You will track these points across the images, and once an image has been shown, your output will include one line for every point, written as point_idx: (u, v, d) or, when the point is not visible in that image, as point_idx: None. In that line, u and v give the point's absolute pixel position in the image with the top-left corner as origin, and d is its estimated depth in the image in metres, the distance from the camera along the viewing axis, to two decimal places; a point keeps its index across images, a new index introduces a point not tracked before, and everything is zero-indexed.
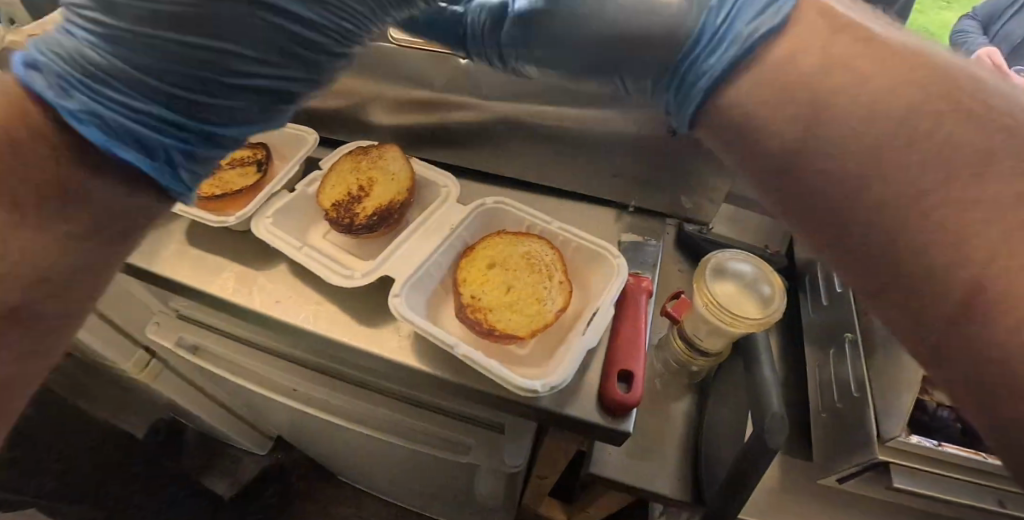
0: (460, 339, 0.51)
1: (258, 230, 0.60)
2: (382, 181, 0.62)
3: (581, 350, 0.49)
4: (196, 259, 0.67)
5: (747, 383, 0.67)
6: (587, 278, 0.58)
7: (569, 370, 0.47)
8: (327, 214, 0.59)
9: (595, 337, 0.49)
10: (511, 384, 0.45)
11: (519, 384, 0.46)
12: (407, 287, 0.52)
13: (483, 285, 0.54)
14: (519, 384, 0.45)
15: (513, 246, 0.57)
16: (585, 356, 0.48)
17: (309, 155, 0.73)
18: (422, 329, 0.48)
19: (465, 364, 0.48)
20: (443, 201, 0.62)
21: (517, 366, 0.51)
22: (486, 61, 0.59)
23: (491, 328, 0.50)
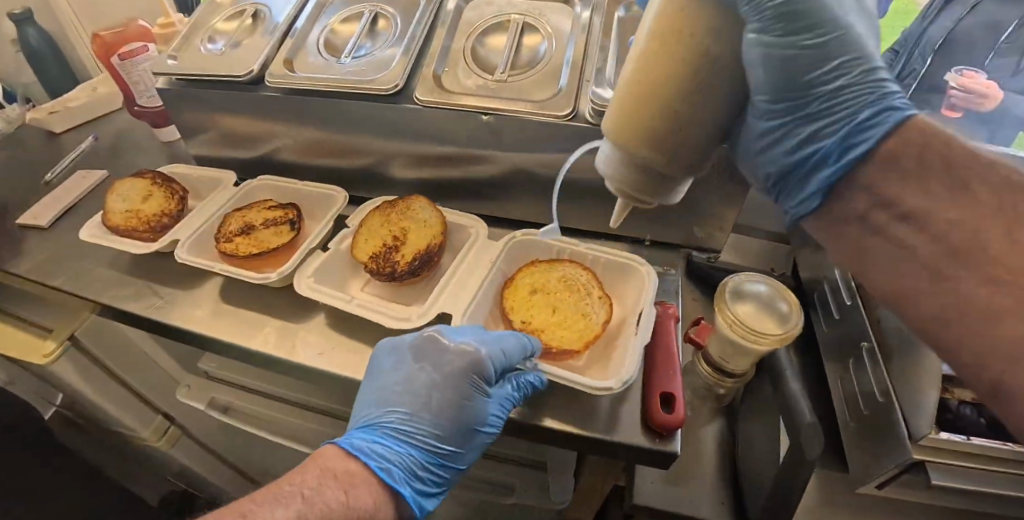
0: (524, 358, 0.56)
1: (303, 288, 0.61)
2: (416, 230, 0.65)
3: (636, 351, 0.55)
4: (238, 320, 0.69)
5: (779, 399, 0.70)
6: (619, 288, 0.65)
7: (633, 369, 0.53)
8: (366, 266, 0.63)
9: (647, 337, 0.56)
10: (589, 388, 0.51)
11: (595, 387, 0.52)
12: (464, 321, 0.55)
13: (530, 309, 0.60)
14: (595, 386, 0.51)
15: (550, 271, 0.62)
16: (642, 356, 0.54)
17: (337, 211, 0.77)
18: (493, 353, 0.53)
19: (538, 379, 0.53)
20: (473, 241, 0.65)
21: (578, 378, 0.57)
22: (504, 113, 0.64)
23: (550, 346, 0.56)
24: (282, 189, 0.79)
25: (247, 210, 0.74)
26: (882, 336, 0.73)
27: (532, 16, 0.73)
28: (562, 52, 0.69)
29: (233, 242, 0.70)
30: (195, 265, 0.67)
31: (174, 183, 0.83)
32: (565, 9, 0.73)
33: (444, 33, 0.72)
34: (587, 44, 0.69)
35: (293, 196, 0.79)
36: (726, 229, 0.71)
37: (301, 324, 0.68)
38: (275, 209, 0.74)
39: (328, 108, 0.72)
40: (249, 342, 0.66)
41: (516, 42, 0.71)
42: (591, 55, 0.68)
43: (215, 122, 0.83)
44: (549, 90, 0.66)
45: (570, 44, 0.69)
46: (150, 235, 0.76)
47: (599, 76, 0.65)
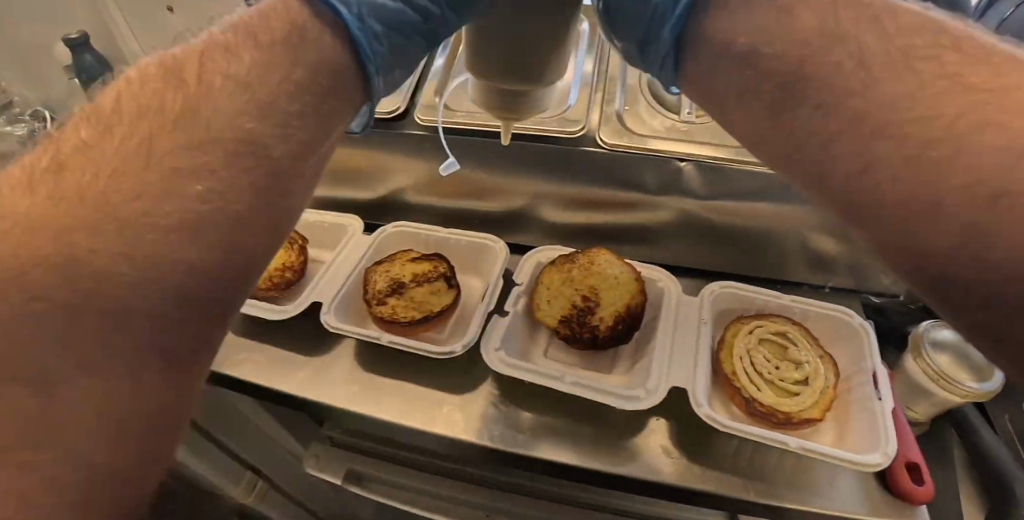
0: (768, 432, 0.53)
1: (501, 366, 0.55)
2: (607, 286, 0.58)
3: (886, 419, 0.54)
4: (394, 391, 0.62)
5: None
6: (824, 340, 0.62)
7: (891, 439, 0.52)
8: (562, 332, 0.57)
9: (892, 399, 0.54)
10: (863, 464, 0.49)
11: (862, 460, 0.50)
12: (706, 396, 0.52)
13: (753, 376, 0.56)
14: (864, 461, 0.50)
15: (761, 331, 0.58)
16: (895, 424, 0.53)
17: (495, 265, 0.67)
18: (753, 433, 0.50)
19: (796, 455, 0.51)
20: (666, 294, 0.61)
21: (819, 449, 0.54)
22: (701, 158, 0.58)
23: (790, 417, 0.53)
24: (421, 235, 0.69)
25: (391, 261, 0.65)
26: None
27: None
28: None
29: (387, 303, 0.61)
30: (352, 334, 0.58)
31: (290, 230, 0.73)
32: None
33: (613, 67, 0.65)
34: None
35: (436, 245, 0.68)
36: None
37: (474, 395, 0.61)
38: (422, 258, 0.65)
39: (484, 148, 0.65)
40: (416, 417, 0.59)
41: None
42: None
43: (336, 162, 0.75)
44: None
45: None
46: (272, 293, 0.66)
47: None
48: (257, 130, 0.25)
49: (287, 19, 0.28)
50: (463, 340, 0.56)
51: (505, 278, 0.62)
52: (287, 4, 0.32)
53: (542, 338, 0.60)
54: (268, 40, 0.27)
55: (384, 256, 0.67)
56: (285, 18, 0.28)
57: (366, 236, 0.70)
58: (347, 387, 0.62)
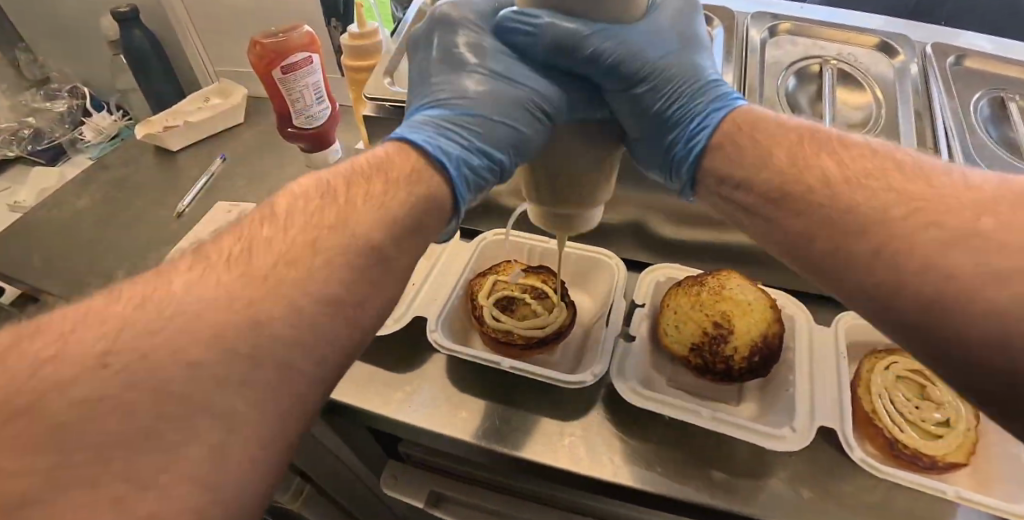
0: (914, 475, 0.49)
1: (634, 396, 0.51)
2: (742, 313, 0.54)
3: None
4: (501, 416, 0.56)
5: None
6: None
7: None
8: (693, 361, 0.53)
9: None
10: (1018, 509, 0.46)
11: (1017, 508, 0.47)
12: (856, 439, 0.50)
13: (892, 414, 0.52)
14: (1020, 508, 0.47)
15: (897, 367, 0.55)
16: None
17: (606, 282, 0.63)
18: (911, 478, 0.48)
19: (950, 499, 0.48)
20: (797, 326, 0.58)
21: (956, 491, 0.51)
22: None
23: (936, 460, 0.49)
24: (526, 245, 0.65)
25: (496, 273, 0.60)
26: None
27: (848, 62, 0.62)
28: (898, 102, 0.58)
29: (497, 320, 0.56)
30: (466, 355, 0.54)
31: None
32: (882, 56, 0.64)
33: (752, 70, 0.60)
34: (924, 98, 0.60)
35: (542, 256, 0.65)
36: None
37: (583, 423, 0.56)
38: (531, 272, 0.61)
39: None
40: (530, 448, 0.54)
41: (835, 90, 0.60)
42: (934, 114, 0.58)
43: None
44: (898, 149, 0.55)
45: (904, 96, 0.59)
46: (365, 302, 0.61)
47: (957, 143, 0.56)
48: (377, 238, 0.33)
49: (407, 168, 0.37)
50: (592, 367, 0.53)
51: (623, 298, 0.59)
52: (407, 129, 0.39)
53: (663, 364, 0.57)
54: (393, 180, 0.35)
55: (488, 267, 0.63)
56: (411, 166, 0.37)
57: (465, 243, 0.67)
58: (449, 410, 0.57)
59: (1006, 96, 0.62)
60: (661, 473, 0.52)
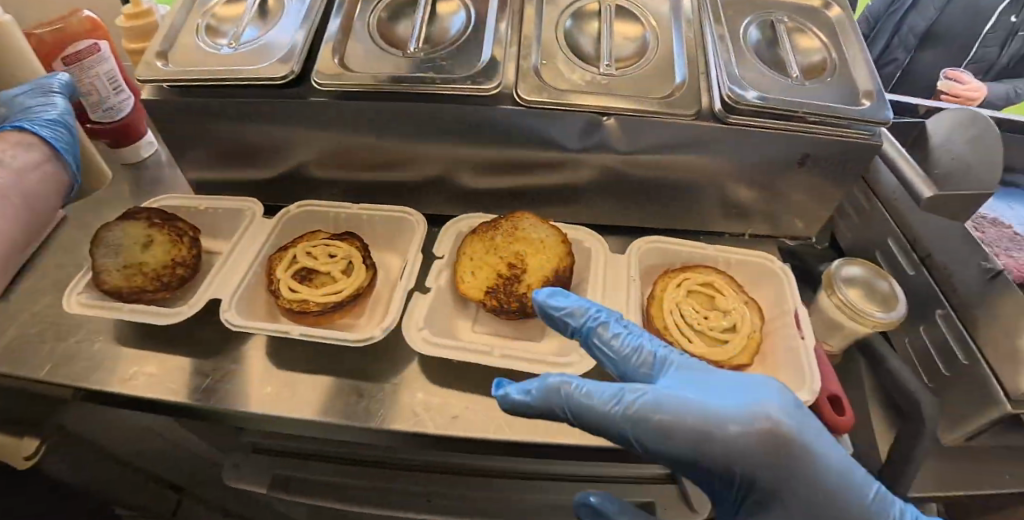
0: None
1: (427, 349, 0.51)
2: (530, 251, 0.55)
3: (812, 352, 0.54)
4: (312, 388, 0.56)
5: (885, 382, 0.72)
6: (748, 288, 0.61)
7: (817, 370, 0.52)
8: (488, 305, 0.54)
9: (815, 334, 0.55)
10: None
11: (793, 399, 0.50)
12: None
13: (682, 331, 0.54)
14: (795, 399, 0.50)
15: (689, 283, 0.57)
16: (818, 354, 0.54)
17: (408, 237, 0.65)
18: None
19: None
20: (599, 255, 0.58)
21: None
22: (628, 114, 0.56)
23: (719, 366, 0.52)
24: (330, 214, 0.66)
25: (301, 248, 0.61)
26: (962, 304, 0.75)
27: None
28: (670, 34, 0.62)
29: (295, 292, 0.57)
30: (261, 330, 0.53)
31: (180, 221, 0.68)
32: None
33: (529, 16, 0.62)
34: (691, 25, 0.63)
35: (347, 223, 0.65)
36: (824, 217, 0.70)
37: (402, 379, 0.57)
38: (334, 241, 0.62)
39: (394, 114, 0.60)
40: (337, 412, 0.54)
41: (611, 25, 0.62)
42: (701, 39, 0.61)
43: (227, 141, 0.67)
44: (668, 79, 0.58)
45: (672, 26, 0.62)
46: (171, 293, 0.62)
47: (718, 66, 0.59)
48: None
49: None
50: (382, 322, 0.53)
51: (422, 250, 0.59)
52: None
53: (466, 311, 0.58)
54: None
55: (290, 240, 0.63)
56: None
57: (268, 220, 0.66)
58: (259, 389, 0.56)
59: (772, 17, 0.66)
60: (470, 414, 0.54)
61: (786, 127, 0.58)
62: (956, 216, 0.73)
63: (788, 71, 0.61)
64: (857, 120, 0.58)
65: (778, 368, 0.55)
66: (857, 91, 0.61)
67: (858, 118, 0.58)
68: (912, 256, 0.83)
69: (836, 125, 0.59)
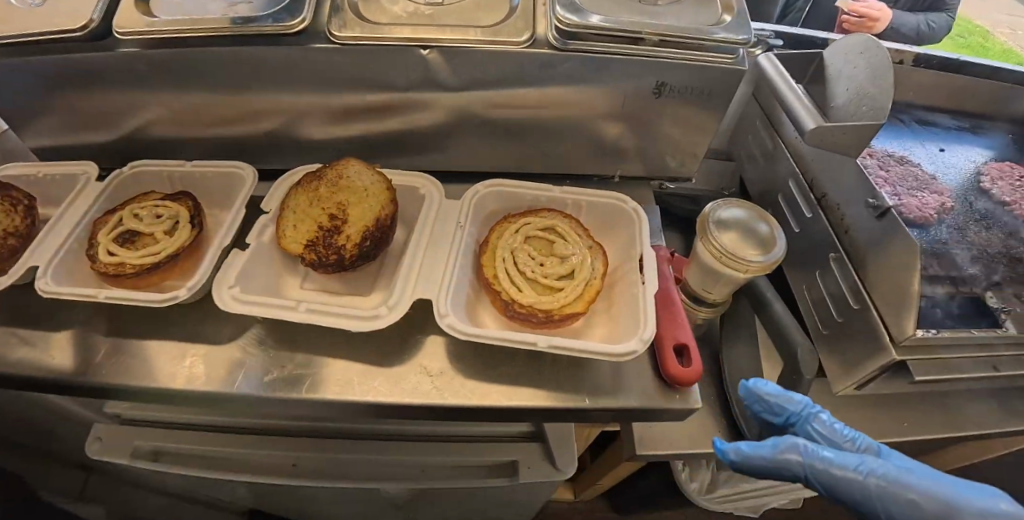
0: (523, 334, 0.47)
1: (235, 305, 0.50)
2: (351, 200, 0.54)
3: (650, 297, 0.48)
4: (138, 354, 0.54)
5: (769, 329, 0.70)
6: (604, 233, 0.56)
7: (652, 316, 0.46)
8: (307, 258, 0.53)
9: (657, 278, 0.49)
10: (607, 351, 0.44)
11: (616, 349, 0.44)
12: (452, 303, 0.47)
13: (509, 278, 0.50)
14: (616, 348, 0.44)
15: (525, 229, 0.53)
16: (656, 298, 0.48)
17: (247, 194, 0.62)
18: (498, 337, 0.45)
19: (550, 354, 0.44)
20: (430, 204, 0.55)
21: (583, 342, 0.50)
22: (447, 45, 0.52)
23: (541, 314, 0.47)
24: (167, 175, 0.64)
25: (131, 211, 0.60)
26: (853, 243, 0.72)
27: None
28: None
29: (115, 254, 0.55)
30: (70, 294, 0.52)
31: (16, 191, 0.62)
32: None
33: None
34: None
35: (185, 183, 0.63)
36: (696, 156, 0.66)
37: (233, 340, 0.55)
38: (165, 202, 0.60)
39: (211, 60, 0.56)
40: (157, 377, 0.52)
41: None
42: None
43: (54, 102, 0.64)
44: (492, 7, 0.54)
45: None
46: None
47: None
48: None
49: None
50: (188, 283, 0.52)
51: (248, 205, 0.58)
52: None
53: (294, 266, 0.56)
54: None
55: (121, 202, 0.61)
56: None
57: (102, 183, 0.63)
58: (81, 356, 0.53)
59: None
60: (295, 372, 0.52)
61: (630, 49, 0.53)
62: (842, 148, 0.69)
63: None
64: (712, 38, 0.53)
65: (619, 315, 0.50)
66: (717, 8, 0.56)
67: (712, 37, 0.53)
68: (811, 196, 0.80)
69: (687, 48, 0.54)
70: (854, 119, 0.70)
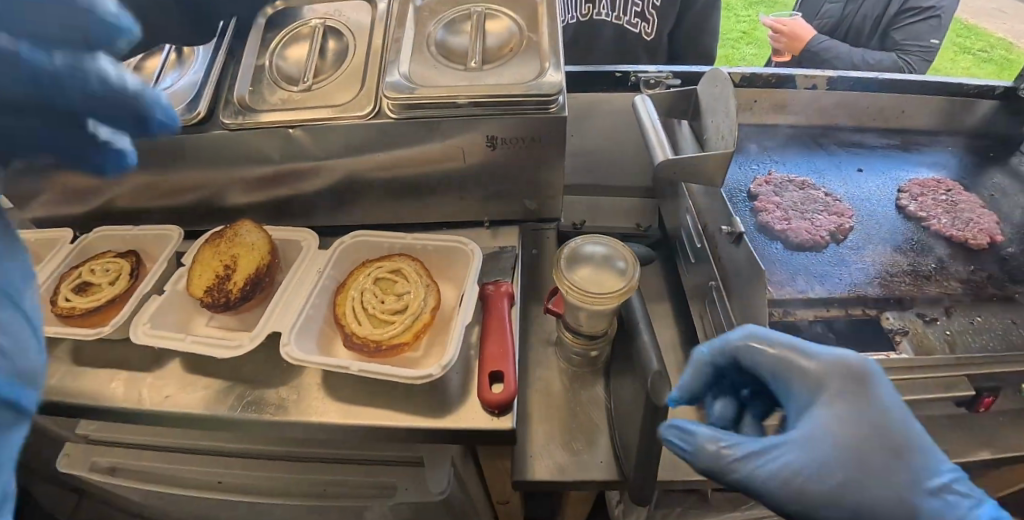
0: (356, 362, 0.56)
1: (138, 339, 0.61)
2: (241, 253, 0.66)
3: (463, 328, 0.55)
4: (72, 382, 0.66)
5: (624, 364, 0.72)
6: (451, 273, 0.65)
7: (457, 346, 0.53)
8: (201, 300, 0.64)
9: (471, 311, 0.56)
10: (408, 376, 0.51)
11: (419, 375, 0.52)
12: (295, 335, 0.56)
13: (354, 315, 0.59)
14: (418, 374, 0.51)
15: (375, 271, 0.62)
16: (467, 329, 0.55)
17: (179, 250, 0.75)
18: (322, 364, 0.53)
19: (365, 378, 0.53)
20: (305, 253, 0.66)
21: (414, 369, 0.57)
22: (309, 122, 0.65)
23: (371, 344, 0.56)
24: (122, 236, 0.78)
25: (86, 265, 0.74)
26: (724, 273, 0.75)
27: (332, 19, 0.73)
28: (365, 46, 0.70)
29: (67, 299, 0.69)
30: None
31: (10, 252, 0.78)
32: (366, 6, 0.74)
33: (248, 51, 0.72)
34: (388, 35, 0.70)
35: (135, 241, 0.78)
36: (559, 197, 0.73)
37: (147, 370, 0.66)
38: (113, 258, 0.74)
39: (141, 145, 0.71)
40: (83, 400, 0.63)
41: (317, 44, 0.71)
42: (388, 46, 0.68)
43: (39, 184, 0.80)
44: (352, 86, 0.67)
45: (370, 39, 0.70)
46: None
47: (398, 65, 0.65)
48: None
49: None
50: (113, 322, 0.65)
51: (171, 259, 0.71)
52: None
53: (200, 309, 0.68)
54: None
55: (85, 259, 0.76)
56: None
57: (73, 244, 0.79)
58: None
59: (472, 10, 0.70)
60: (186, 395, 0.62)
61: (452, 113, 0.63)
62: (703, 179, 0.74)
63: (470, 58, 0.66)
64: (522, 91, 0.62)
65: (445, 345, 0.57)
66: (540, 61, 0.65)
67: (522, 89, 0.62)
68: (698, 226, 0.84)
69: (506, 103, 0.63)
70: (714, 148, 0.77)
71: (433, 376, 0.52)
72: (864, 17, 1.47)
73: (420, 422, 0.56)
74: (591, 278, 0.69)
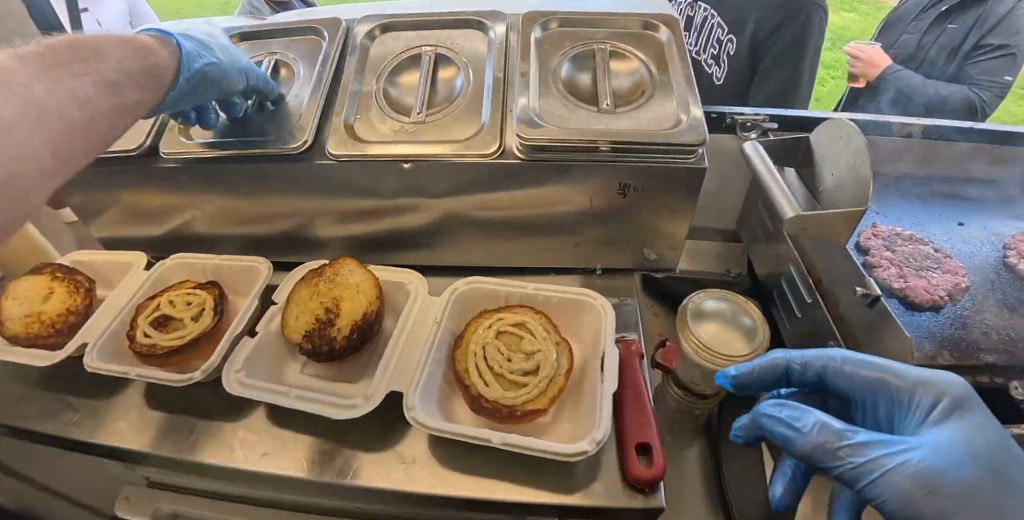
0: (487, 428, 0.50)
1: (233, 388, 0.55)
2: (344, 296, 0.59)
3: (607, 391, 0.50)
4: (156, 427, 0.60)
5: None
6: (576, 327, 0.60)
7: (606, 417, 0.48)
8: (302, 346, 0.58)
9: (615, 376, 0.51)
10: (557, 451, 0.46)
11: (569, 449, 0.46)
12: (418, 396, 0.50)
13: (479, 373, 0.53)
14: (569, 448, 0.46)
15: (498, 323, 0.57)
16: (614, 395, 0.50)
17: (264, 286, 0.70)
18: (456, 432, 0.47)
19: (507, 449, 0.47)
20: (414, 299, 0.61)
21: (545, 437, 0.52)
22: (425, 159, 0.60)
23: (505, 407, 0.51)
24: (201, 264, 0.73)
25: (163, 295, 0.67)
26: (848, 335, 0.70)
27: (444, 46, 0.70)
28: (481, 79, 0.66)
29: (144, 335, 0.63)
30: (107, 371, 0.60)
31: (81, 274, 0.71)
32: (476, 33, 0.72)
33: (354, 78, 0.69)
34: (506, 66, 0.66)
35: (216, 272, 0.72)
36: (676, 247, 0.69)
37: (237, 420, 0.60)
38: (193, 290, 0.67)
39: (236, 173, 0.67)
40: (171, 450, 0.58)
41: (430, 75, 0.68)
42: (509, 80, 0.65)
43: (116, 202, 0.76)
44: (469, 122, 0.63)
45: (485, 70, 0.66)
46: (56, 338, 0.65)
47: (522, 101, 0.61)
48: None
49: None
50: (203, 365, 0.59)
51: (263, 296, 0.66)
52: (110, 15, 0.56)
53: (293, 353, 0.62)
54: None
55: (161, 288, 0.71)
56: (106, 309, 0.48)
57: (149, 269, 0.74)
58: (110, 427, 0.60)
59: (596, 47, 0.67)
60: (284, 453, 0.56)
61: (586, 157, 0.58)
62: (827, 234, 0.70)
63: (598, 99, 0.62)
64: (665, 137, 0.57)
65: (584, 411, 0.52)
66: (676, 108, 0.61)
67: (664, 136, 0.57)
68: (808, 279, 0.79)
69: (643, 151, 0.58)
70: (836, 205, 0.72)
71: (583, 450, 0.47)
72: (942, 49, 1.43)
73: (553, 500, 0.50)
74: (718, 338, 0.64)
